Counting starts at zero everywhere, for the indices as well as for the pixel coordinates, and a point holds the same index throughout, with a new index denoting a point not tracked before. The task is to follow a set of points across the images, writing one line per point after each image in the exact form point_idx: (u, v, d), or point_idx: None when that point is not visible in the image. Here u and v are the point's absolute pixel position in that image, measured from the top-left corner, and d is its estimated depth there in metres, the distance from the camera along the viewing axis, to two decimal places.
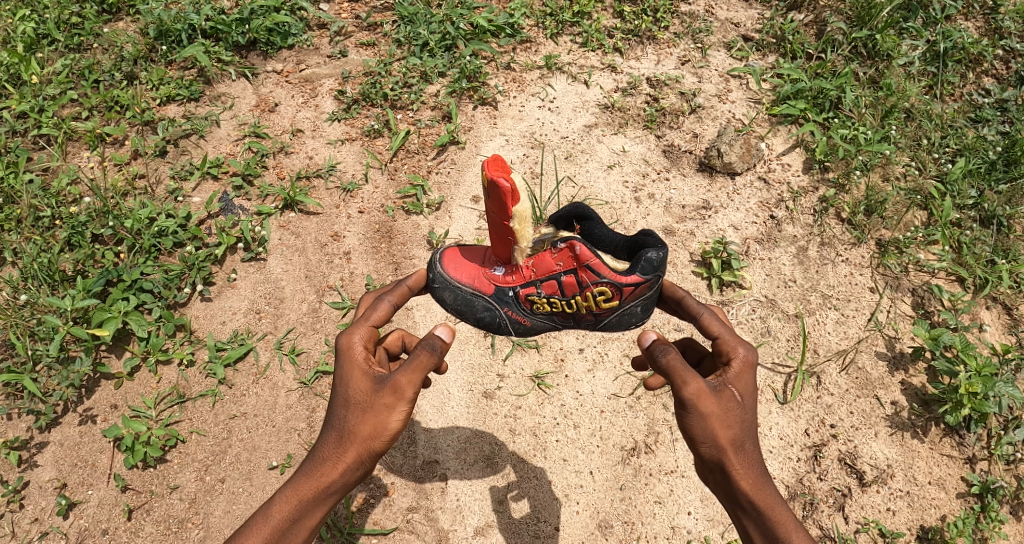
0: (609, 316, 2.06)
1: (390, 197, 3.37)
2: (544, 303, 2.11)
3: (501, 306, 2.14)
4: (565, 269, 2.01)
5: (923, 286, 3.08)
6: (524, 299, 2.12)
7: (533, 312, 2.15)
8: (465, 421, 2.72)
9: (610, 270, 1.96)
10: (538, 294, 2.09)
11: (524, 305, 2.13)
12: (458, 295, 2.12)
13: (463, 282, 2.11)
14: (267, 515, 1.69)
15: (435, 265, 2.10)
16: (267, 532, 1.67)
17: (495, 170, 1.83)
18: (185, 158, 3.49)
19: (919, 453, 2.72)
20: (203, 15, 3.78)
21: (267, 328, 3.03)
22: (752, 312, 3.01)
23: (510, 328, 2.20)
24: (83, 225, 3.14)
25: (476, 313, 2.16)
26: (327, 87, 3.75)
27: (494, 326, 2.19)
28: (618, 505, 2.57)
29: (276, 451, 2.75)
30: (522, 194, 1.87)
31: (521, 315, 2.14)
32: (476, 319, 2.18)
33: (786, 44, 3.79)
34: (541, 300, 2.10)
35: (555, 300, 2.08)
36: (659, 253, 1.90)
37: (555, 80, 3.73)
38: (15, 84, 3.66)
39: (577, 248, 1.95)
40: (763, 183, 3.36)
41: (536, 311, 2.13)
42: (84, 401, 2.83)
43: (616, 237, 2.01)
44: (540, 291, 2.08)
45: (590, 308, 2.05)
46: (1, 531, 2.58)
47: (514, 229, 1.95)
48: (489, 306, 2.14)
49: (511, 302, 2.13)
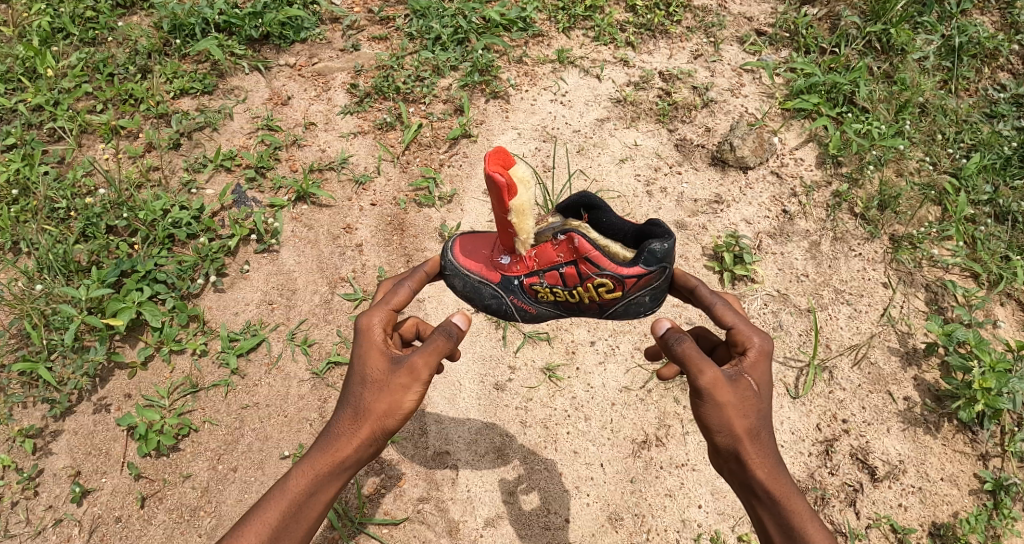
0: (616, 304, 2.06)
1: (402, 189, 3.38)
2: (548, 291, 2.11)
3: (508, 294, 2.15)
4: (567, 260, 2.03)
5: (937, 282, 3.07)
6: (530, 287, 2.12)
7: (540, 301, 2.16)
8: (477, 413, 2.73)
9: (611, 262, 1.97)
10: (542, 284, 2.11)
11: (529, 293, 2.14)
12: (467, 282, 2.14)
13: (472, 269, 2.13)
14: (284, 488, 1.71)
15: (447, 252, 2.14)
16: (285, 504, 1.69)
17: (495, 163, 1.83)
18: (199, 150, 3.52)
19: (931, 449, 2.71)
20: (217, 9, 3.83)
21: (279, 319, 3.05)
22: (764, 306, 3.00)
23: (517, 315, 2.22)
24: (98, 217, 3.18)
25: (485, 300, 2.18)
26: (339, 81, 3.76)
27: (502, 313, 2.21)
28: (629, 497, 2.57)
29: (288, 441, 2.77)
30: (521, 189, 1.86)
31: (527, 303, 2.16)
32: (484, 306, 2.20)
33: (799, 38, 3.77)
34: (546, 290, 2.11)
35: (560, 289, 2.09)
36: (664, 244, 1.91)
37: (567, 74, 3.73)
38: (31, 77, 3.71)
39: (577, 240, 1.99)
40: (775, 177, 3.35)
41: (541, 299, 2.14)
42: (99, 391, 2.86)
43: (624, 225, 2.04)
44: (543, 281, 2.10)
45: (594, 298, 2.07)
46: (15, 518, 2.61)
47: (512, 222, 1.94)
48: (496, 294, 2.16)
49: (516, 291, 2.14)
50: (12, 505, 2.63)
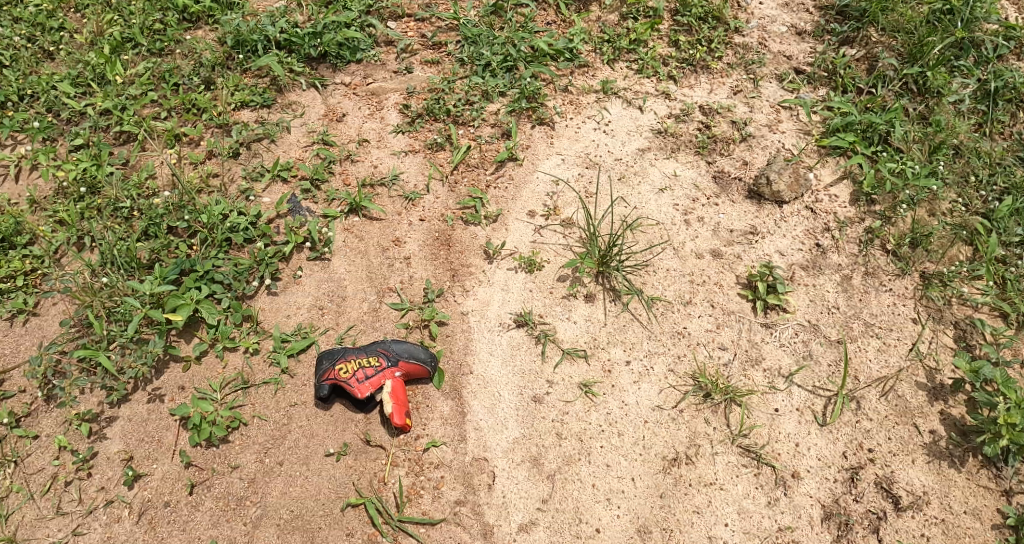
0: (319, 364, 2.98)
1: (450, 207, 3.55)
2: (368, 364, 2.90)
3: (390, 360, 2.92)
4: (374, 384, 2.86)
5: (965, 320, 3.15)
6: (377, 379, 2.87)
7: (369, 352, 2.94)
8: (515, 423, 2.88)
9: (355, 388, 2.85)
10: (364, 370, 2.88)
11: (371, 361, 2.91)
12: (403, 346, 2.97)
13: (409, 352, 2.97)
14: None
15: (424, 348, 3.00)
16: None
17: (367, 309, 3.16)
18: (257, 160, 3.73)
19: (955, 482, 2.78)
20: (279, 28, 4.08)
21: (329, 323, 3.20)
22: (795, 336, 3.10)
23: (382, 352, 2.95)
24: (161, 218, 3.39)
25: (399, 350, 2.96)
26: (392, 101, 3.97)
27: (392, 350, 2.95)
28: (658, 512, 2.68)
29: (333, 439, 2.89)
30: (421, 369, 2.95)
31: (376, 353, 2.94)
32: (397, 347, 2.97)
33: (837, 78, 3.91)
34: (368, 369, 2.88)
35: (344, 383, 2.86)
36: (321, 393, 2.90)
37: (610, 104, 3.90)
38: (100, 83, 3.98)
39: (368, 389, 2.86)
40: (810, 212, 3.47)
41: (350, 359, 2.92)
42: (154, 381, 3.04)
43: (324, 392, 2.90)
44: (363, 371, 2.88)
45: (356, 377, 2.87)
46: (69, 497, 2.78)
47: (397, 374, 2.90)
48: (397, 352, 2.95)
49: (397, 365, 2.91)
50: (66, 484, 2.80)
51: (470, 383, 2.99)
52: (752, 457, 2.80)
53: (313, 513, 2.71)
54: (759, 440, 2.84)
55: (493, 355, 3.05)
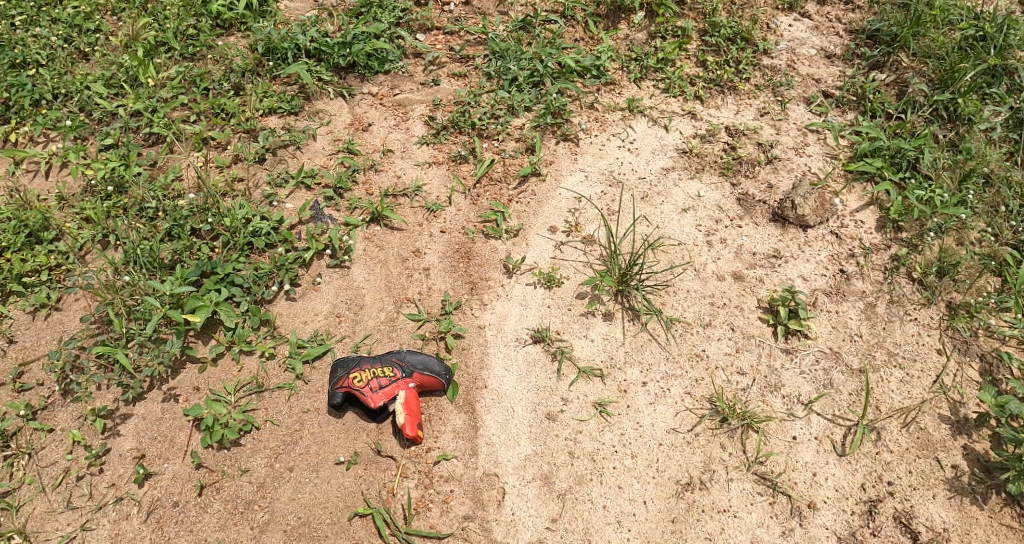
0: (333, 372, 2.99)
1: (472, 220, 3.56)
2: (383, 374, 2.91)
3: (406, 370, 2.93)
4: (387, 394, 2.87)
5: (992, 353, 3.08)
6: (390, 390, 2.88)
7: (383, 362, 2.95)
8: (527, 439, 2.86)
9: (368, 397, 2.86)
10: (379, 380, 2.89)
11: (386, 370, 2.91)
12: (418, 357, 2.97)
13: (424, 363, 2.97)
14: None
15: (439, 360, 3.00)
16: None
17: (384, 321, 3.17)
18: (282, 166, 3.78)
19: (977, 520, 2.70)
20: (310, 36, 4.14)
21: (346, 331, 3.22)
22: (816, 363, 3.05)
23: (398, 362, 2.95)
24: (185, 219, 3.44)
25: (415, 361, 2.96)
26: (418, 112, 4.01)
27: (408, 360, 2.96)
28: (669, 537, 2.64)
29: (344, 448, 2.89)
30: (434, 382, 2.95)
31: (392, 363, 2.94)
32: (413, 357, 2.97)
33: (867, 102, 3.87)
34: (383, 379, 2.89)
35: (358, 392, 2.87)
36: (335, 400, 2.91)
37: (635, 122, 3.89)
38: (132, 85, 4.06)
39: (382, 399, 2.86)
40: (834, 238, 3.43)
41: (365, 368, 2.93)
42: (170, 380, 3.07)
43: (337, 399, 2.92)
44: (377, 380, 2.89)
45: (370, 386, 2.88)
46: (80, 492, 2.81)
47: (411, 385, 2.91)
48: (412, 362, 2.95)
49: (411, 376, 2.91)
50: (78, 478, 2.84)
51: (484, 397, 2.98)
52: (767, 485, 2.75)
53: (320, 521, 2.71)
54: (775, 468, 2.79)
55: (509, 370, 3.05)
